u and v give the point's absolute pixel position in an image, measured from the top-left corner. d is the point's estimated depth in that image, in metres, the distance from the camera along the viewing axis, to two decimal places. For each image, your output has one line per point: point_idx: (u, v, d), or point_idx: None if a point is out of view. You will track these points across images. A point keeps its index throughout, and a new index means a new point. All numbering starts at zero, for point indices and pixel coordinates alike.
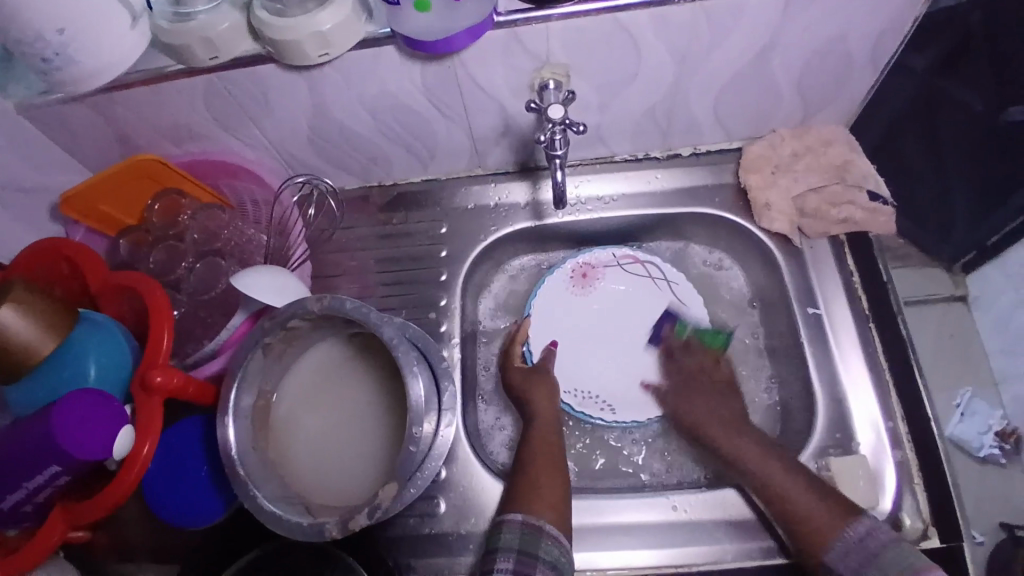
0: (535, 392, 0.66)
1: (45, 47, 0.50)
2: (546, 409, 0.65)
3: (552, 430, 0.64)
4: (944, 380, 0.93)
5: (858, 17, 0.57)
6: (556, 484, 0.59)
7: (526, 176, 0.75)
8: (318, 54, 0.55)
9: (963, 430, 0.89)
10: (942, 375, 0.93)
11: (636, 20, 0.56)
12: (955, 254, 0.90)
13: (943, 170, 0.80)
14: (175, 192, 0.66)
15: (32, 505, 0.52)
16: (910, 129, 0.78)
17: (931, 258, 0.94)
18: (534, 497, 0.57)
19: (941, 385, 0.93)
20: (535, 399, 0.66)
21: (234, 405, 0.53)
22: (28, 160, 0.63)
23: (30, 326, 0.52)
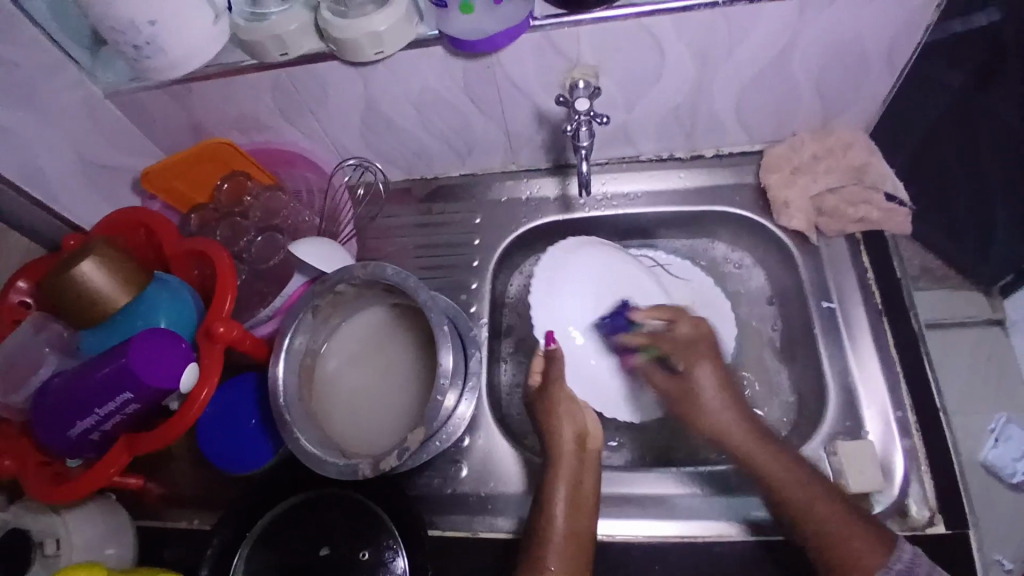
0: (562, 417, 0.63)
1: (138, 36, 0.59)
2: (571, 438, 0.62)
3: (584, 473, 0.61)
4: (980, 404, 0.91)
5: (870, 24, 0.61)
6: (576, 531, 0.57)
7: (557, 172, 0.81)
8: (372, 52, 0.62)
9: (997, 457, 0.87)
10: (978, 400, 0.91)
11: (661, 25, 0.61)
12: (992, 276, 0.91)
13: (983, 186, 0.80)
14: (242, 175, 0.75)
15: (99, 434, 0.59)
16: (947, 138, 0.80)
17: (970, 280, 0.94)
18: (550, 539, 0.56)
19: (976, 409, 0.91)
20: (562, 430, 0.62)
21: (287, 349, 0.60)
22: (114, 141, 0.72)
23: (108, 282, 0.60)
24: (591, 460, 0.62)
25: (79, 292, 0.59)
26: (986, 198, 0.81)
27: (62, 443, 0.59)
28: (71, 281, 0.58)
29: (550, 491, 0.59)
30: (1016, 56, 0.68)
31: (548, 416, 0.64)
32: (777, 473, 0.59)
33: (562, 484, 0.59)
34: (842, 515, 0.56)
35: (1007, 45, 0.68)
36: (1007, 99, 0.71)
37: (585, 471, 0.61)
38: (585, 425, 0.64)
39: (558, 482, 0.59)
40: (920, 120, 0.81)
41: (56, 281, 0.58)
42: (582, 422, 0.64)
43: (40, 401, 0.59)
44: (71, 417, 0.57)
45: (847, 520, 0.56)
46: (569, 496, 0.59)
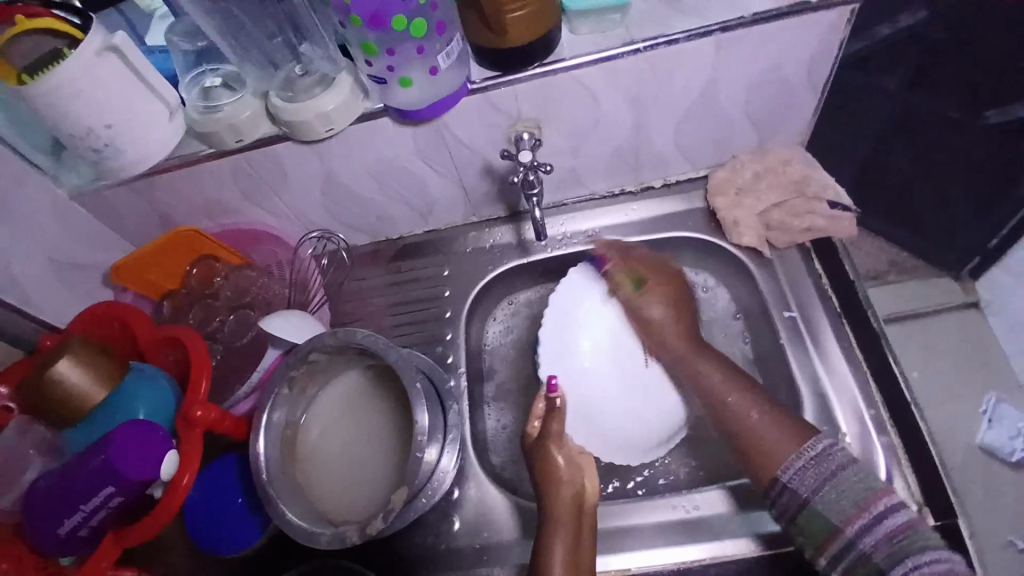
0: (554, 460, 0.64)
1: (96, 140, 0.62)
2: (570, 499, 0.61)
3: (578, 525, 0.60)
4: None
5: (785, 50, 0.66)
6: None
7: (515, 219, 0.84)
8: (324, 130, 0.65)
9: (994, 437, 0.99)
10: None
11: (589, 75, 0.65)
12: (961, 258, 1.04)
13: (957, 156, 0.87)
14: (210, 258, 0.77)
15: (87, 531, 0.59)
16: (895, 144, 0.90)
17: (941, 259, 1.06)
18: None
19: None
20: (561, 489, 0.62)
21: (266, 423, 0.60)
22: (83, 240, 0.74)
23: (84, 378, 0.61)
24: (591, 520, 0.61)
25: (56, 392, 0.60)
26: (950, 191, 0.93)
27: (51, 545, 0.59)
28: (48, 381, 0.59)
29: (549, 552, 0.58)
30: (959, 45, 0.76)
31: (544, 465, 0.64)
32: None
33: (560, 547, 0.58)
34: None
35: (950, 39, 0.75)
36: (947, 97, 0.82)
37: (582, 527, 0.60)
38: (581, 480, 0.63)
39: (556, 544, 0.58)
40: (874, 119, 0.87)
41: (33, 384, 0.59)
42: (575, 477, 0.63)
43: (27, 506, 0.59)
44: (58, 518, 0.58)
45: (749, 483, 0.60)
46: (568, 557, 0.57)
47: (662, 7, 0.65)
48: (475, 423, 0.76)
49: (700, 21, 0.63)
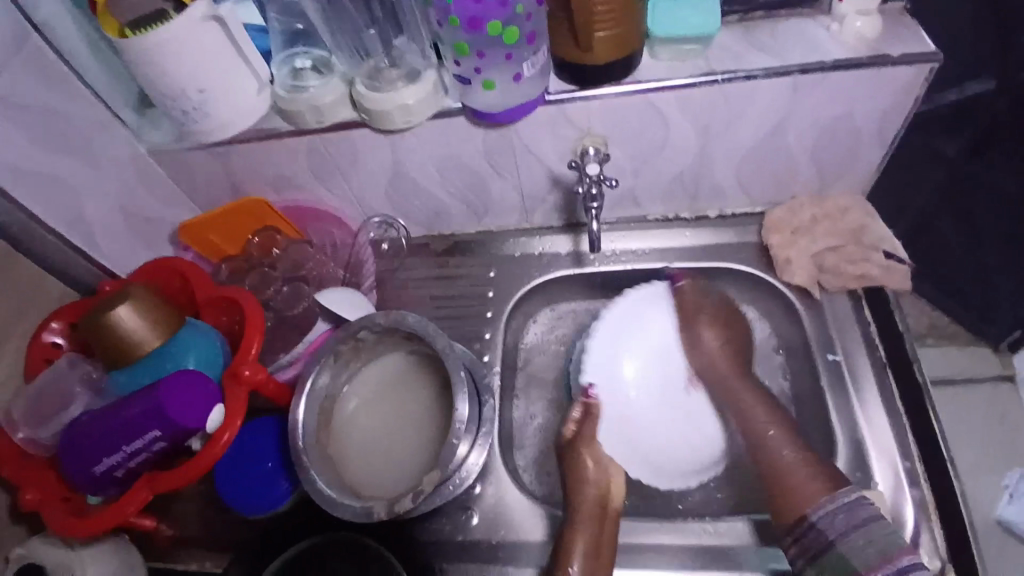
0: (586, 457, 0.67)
1: (186, 102, 0.65)
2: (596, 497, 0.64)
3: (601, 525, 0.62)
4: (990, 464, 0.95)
5: (860, 97, 0.66)
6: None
7: (570, 230, 0.85)
8: (402, 121, 0.68)
9: (1015, 512, 0.90)
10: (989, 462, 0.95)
11: (665, 100, 0.67)
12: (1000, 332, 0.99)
13: (981, 239, 0.90)
14: (273, 230, 0.80)
15: (122, 471, 0.61)
16: (945, 218, 0.92)
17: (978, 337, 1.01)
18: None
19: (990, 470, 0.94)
20: (585, 491, 0.65)
21: (311, 388, 0.63)
22: (156, 195, 0.78)
23: (141, 325, 0.64)
24: (614, 521, 0.63)
25: (115, 334, 0.63)
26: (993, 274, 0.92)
27: (86, 480, 0.61)
28: (109, 323, 0.62)
29: (570, 541, 0.61)
30: (1010, 134, 0.80)
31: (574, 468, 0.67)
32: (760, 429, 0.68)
33: (581, 540, 0.61)
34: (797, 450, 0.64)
35: (1002, 121, 0.79)
36: (1010, 174, 0.83)
37: (606, 523, 0.63)
38: (608, 478, 0.66)
39: (578, 535, 0.61)
40: (925, 188, 0.89)
41: (94, 321, 0.62)
42: (605, 478, 0.66)
43: (69, 439, 0.61)
44: (96, 455, 0.60)
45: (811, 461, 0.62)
46: (589, 551, 0.60)
47: (744, 45, 0.67)
48: (503, 419, 0.77)
49: (780, 62, 0.65)
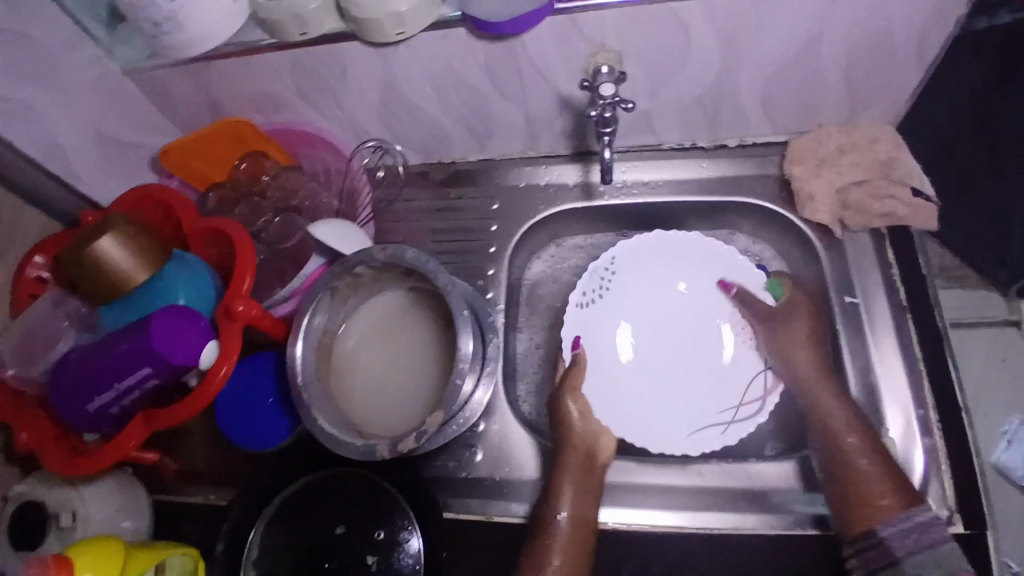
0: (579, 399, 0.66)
1: (156, 12, 0.59)
2: (579, 449, 0.63)
3: (583, 471, 0.62)
4: None
5: (904, 12, 0.60)
6: (580, 518, 0.60)
7: (578, 159, 0.80)
8: (395, 32, 0.61)
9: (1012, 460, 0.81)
10: None
11: (690, 11, 0.60)
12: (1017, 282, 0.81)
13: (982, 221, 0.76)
14: (260, 155, 0.74)
15: (118, 409, 0.60)
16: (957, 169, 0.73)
17: None
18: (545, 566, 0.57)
19: None
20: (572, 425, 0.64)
21: (306, 328, 0.60)
22: (134, 118, 0.72)
23: (128, 258, 0.60)
24: (601, 467, 0.63)
25: (99, 268, 0.59)
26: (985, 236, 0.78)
27: (80, 418, 0.60)
28: (92, 255, 0.58)
29: (558, 484, 0.61)
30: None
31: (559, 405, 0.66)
32: (829, 417, 0.62)
33: (571, 480, 0.61)
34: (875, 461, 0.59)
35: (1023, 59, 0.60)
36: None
37: (592, 475, 0.62)
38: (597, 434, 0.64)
39: (563, 481, 0.61)
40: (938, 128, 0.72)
41: (74, 254, 0.58)
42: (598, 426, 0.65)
43: (58, 376, 0.60)
44: (89, 393, 0.58)
45: (885, 468, 0.58)
46: (577, 489, 0.61)
47: None
48: (507, 355, 0.75)
49: None
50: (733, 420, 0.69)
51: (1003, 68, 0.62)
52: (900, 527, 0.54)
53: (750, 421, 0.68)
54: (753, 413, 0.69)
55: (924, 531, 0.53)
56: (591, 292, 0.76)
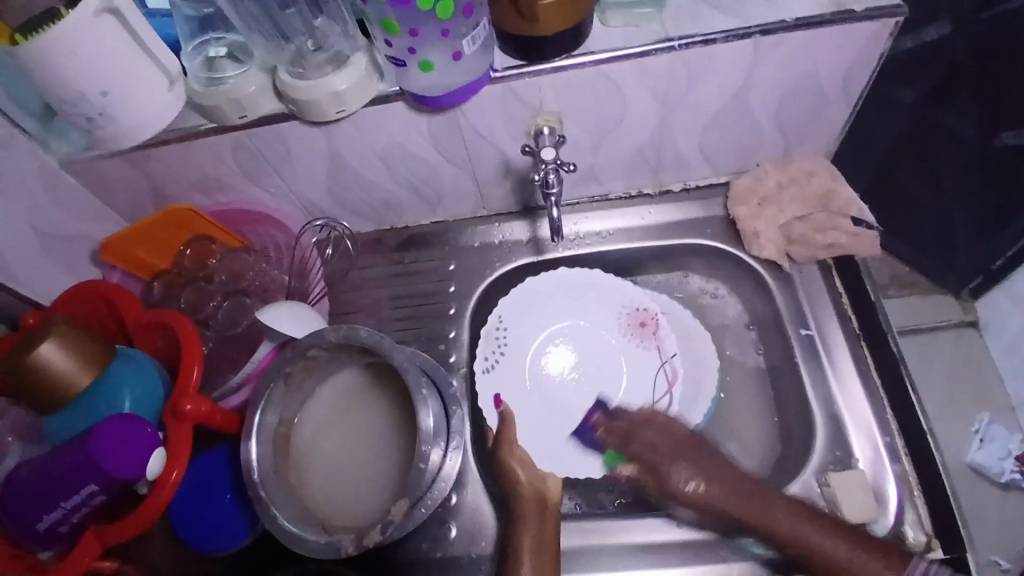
0: (517, 464, 0.64)
1: (89, 107, 0.58)
2: (531, 496, 0.62)
3: (539, 532, 0.60)
4: (957, 415, 0.98)
5: (824, 57, 0.63)
6: None
7: (527, 215, 0.80)
8: (334, 111, 0.61)
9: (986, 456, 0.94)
10: (955, 414, 0.98)
11: (620, 70, 0.62)
12: (961, 279, 0.99)
13: (945, 193, 0.87)
14: (205, 238, 0.74)
15: (68, 526, 0.56)
16: (906, 155, 0.85)
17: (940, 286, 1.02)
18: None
19: (955, 417, 0.97)
20: (518, 476, 0.63)
21: (258, 426, 0.58)
22: (72, 212, 0.70)
23: (69, 363, 0.57)
24: (553, 513, 0.62)
25: (38, 376, 0.56)
26: (947, 203, 0.88)
27: (28, 537, 0.56)
28: (29, 365, 0.55)
29: (516, 545, 0.59)
30: (970, 74, 0.73)
31: (505, 464, 0.64)
32: (784, 526, 0.59)
33: (527, 537, 0.59)
34: (829, 529, 0.58)
35: (960, 66, 0.73)
36: (964, 117, 0.77)
37: (547, 521, 0.61)
38: (544, 477, 0.64)
39: (522, 536, 0.60)
40: (881, 132, 0.83)
41: (16, 363, 0.55)
42: (539, 473, 0.64)
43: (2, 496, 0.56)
44: (35, 512, 0.55)
45: (841, 537, 0.57)
46: (533, 546, 0.59)
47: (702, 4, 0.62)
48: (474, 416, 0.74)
49: (740, 22, 0.60)
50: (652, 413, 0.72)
51: (937, 84, 0.75)
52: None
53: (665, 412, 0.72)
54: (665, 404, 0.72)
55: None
56: (490, 356, 0.76)
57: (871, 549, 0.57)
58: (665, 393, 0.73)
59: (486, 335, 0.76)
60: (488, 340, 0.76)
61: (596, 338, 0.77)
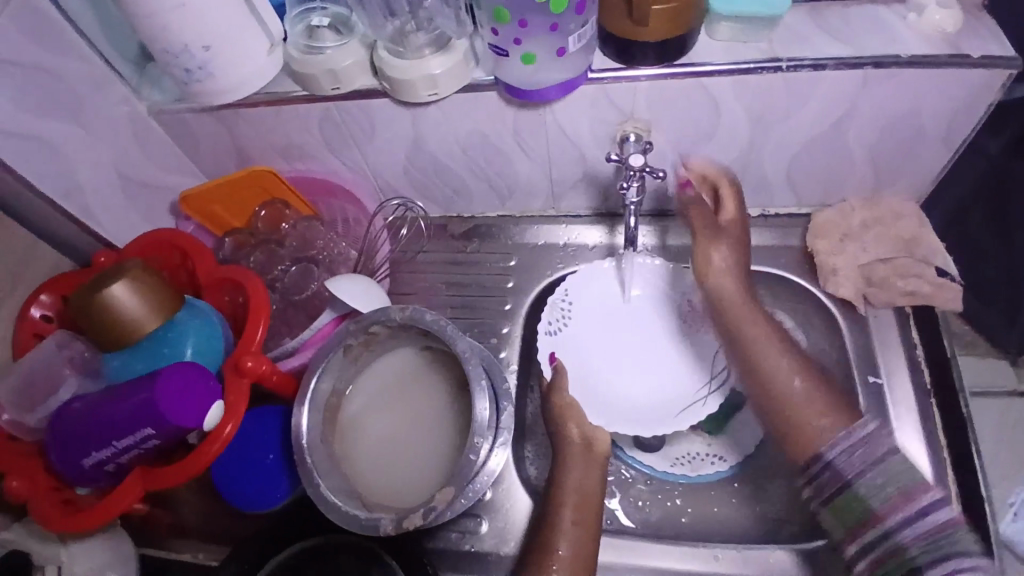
0: (569, 418, 0.63)
1: (190, 60, 0.59)
2: (579, 445, 0.61)
3: (583, 482, 0.59)
4: None
5: (933, 97, 0.60)
6: (584, 532, 0.56)
7: (602, 221, 0.79)
8: (427, 93, 0.61)
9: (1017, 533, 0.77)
10: None
11: (719, 85, 0.60)
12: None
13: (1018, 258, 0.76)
14: (281, 204, 0.75)
15: (113, 466, 0.58)
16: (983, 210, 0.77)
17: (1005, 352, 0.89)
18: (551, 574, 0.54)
19: None
20: (568, 427, 0.62)
21: (312, 393, 0.59)
22: (155, 161, 0.72)
23: (140, 305, 0.58)
24: (599, 461, 0.61)
25: (108, 315, 0.57)
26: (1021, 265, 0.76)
27: (74, 471, 0.58)
28: (103, 302, 0.57)
29: (558, 503, 0.58)
30: None
31: (557, 423, 0.63)
32: (773, 365, 0.63)
33: (570, 492, 0.58)
34: (817, 395, 0.60)
35: None
36: None
37: (592, 466, 0.60)
38: (595, 431, 0.63)
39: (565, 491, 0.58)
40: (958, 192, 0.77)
41: (85, 301, 0.57)
42: (591, 427, 0.63)
43: (54, 425, 0.58)
44: (86, 448, 0.56)
45: (805, 368, 0.63)
46: (576, 503, 0.58)
47: (813, 28, 0.60)
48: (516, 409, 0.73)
49: (852, 52, 0.58)
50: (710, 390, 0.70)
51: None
52: (830, 453, 0.57)
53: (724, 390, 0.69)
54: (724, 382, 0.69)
55: (860, 450, 0.57)
56: (557, 320, 0.73)
57: (840, 412, 0.60)
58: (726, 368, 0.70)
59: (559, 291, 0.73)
60: (557, 300, 0.73)
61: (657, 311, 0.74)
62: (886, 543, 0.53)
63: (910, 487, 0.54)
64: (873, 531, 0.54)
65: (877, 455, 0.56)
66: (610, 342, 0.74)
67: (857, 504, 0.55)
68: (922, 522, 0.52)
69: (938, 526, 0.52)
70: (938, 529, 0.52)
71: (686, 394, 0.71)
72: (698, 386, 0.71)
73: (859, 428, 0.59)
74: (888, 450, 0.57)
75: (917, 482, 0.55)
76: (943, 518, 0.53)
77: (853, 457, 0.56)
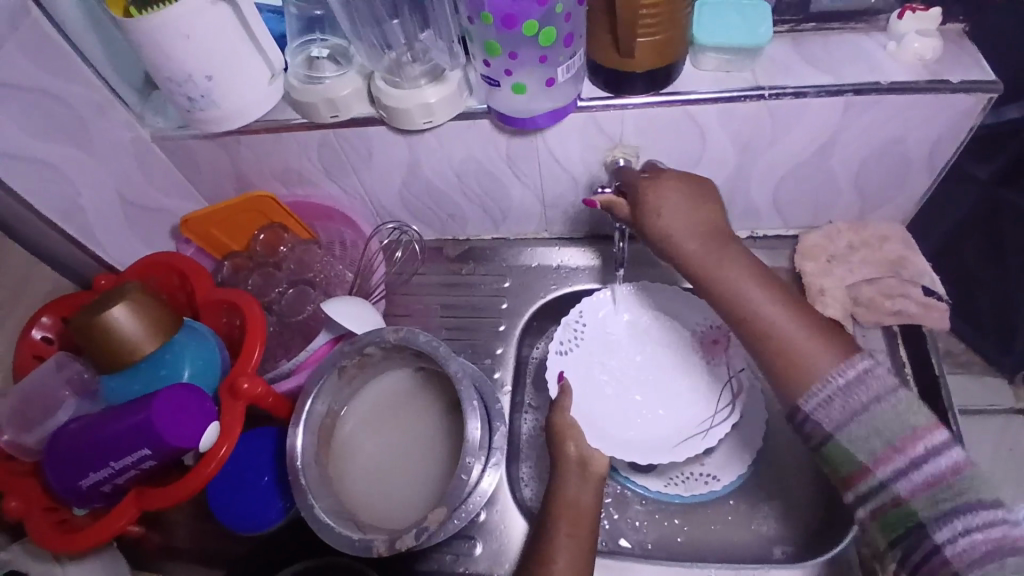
0: (569, 439, 0.63)
1: (193, 89, 0.61)
2: (574, 463, 0.61)
3: (578, 498, 0.58)
4: None
5: (915, 123, 0.62)
6: (577, 549, 0.55)
7: (591, 242, 0.81)
8: (422, 121, 0.63)
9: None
10: None
11: (706, 112, 0.62)
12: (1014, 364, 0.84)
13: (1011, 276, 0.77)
14: (279, 227, 0.77)
15: (110, 487, 0.58)
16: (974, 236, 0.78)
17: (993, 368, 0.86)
18: None
19: None
20: (567, 446, 0.62)
21: (306, 415, 0.60)
22: (157, 185, 0.74)
23: (137, 327, 0.59)
24: (591, 480, 0.60)
25: (104, 337, 0.58)
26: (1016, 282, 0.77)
27: (71, 492, 0.58)
28: (101, 326, 0.57)
29: (551, 524, 0.57)
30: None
31: (557, 443, 0.63)
32: (737, 290, 0.53)
33: (562, 513, 0.57)
34: (789, 310, 0.52)
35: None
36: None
37: (587, 480, 0.60)
38: (592, 449, 0.62)
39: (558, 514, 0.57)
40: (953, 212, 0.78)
41: (84, 323, 0.57)
42: (588, 447, 0.62)
43: (52, 446, 0.59)
44: (83, 469, 0.57)
45: (788, 299, 0.53)
46: (568, 525, 0.56)
47: (794, 57, 0.62)
48: (511, 430, 0.74)
49: (835, 80, 0.60)
50: (711, 427, 0.70)
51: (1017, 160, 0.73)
52: (822, 394, 0.48)
53: (725, 425, 0.69)
54: (726, 417, 0.70)
55: (852, 391, 0.46)
56: (568, 342, 0.74)
57: (827, 334, 0.50)
58: (727, 404, 0.71)
59: (575, 308, 0.75)
60: (568, 319, 0.75)
61: (671, 344, 0.76)
62: (883, 495, 0.44)
63: (915, 424, 0.44)
64: (864, 483, 0.45)
65: (870, 391, 0.46)
66: (620, 372, 0.75)
67: (847, 459, 0.46)
68: (926, 467, 0.43)
69: (954, 469, 0.43)
70: (943, 478, 0.43)
71: (687, 428, 0.71)
72: (699, 420, 0.71)
73: (849, 366, 0.48)
74: (882, 392, 0.46)
75: (926, 421, 0.44)
76: (952, 459, 0.43)
77: (832, 407, 0.47)
